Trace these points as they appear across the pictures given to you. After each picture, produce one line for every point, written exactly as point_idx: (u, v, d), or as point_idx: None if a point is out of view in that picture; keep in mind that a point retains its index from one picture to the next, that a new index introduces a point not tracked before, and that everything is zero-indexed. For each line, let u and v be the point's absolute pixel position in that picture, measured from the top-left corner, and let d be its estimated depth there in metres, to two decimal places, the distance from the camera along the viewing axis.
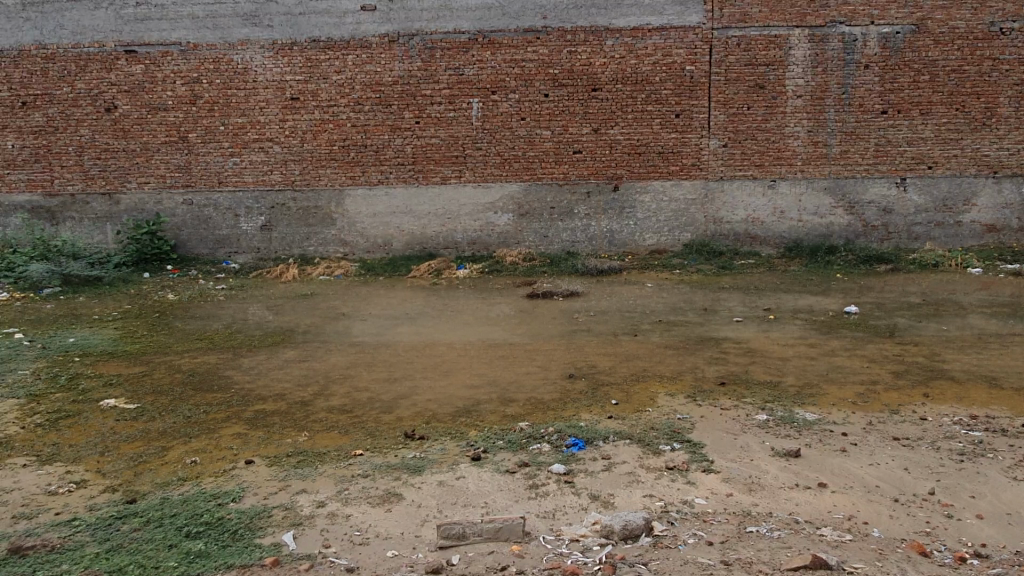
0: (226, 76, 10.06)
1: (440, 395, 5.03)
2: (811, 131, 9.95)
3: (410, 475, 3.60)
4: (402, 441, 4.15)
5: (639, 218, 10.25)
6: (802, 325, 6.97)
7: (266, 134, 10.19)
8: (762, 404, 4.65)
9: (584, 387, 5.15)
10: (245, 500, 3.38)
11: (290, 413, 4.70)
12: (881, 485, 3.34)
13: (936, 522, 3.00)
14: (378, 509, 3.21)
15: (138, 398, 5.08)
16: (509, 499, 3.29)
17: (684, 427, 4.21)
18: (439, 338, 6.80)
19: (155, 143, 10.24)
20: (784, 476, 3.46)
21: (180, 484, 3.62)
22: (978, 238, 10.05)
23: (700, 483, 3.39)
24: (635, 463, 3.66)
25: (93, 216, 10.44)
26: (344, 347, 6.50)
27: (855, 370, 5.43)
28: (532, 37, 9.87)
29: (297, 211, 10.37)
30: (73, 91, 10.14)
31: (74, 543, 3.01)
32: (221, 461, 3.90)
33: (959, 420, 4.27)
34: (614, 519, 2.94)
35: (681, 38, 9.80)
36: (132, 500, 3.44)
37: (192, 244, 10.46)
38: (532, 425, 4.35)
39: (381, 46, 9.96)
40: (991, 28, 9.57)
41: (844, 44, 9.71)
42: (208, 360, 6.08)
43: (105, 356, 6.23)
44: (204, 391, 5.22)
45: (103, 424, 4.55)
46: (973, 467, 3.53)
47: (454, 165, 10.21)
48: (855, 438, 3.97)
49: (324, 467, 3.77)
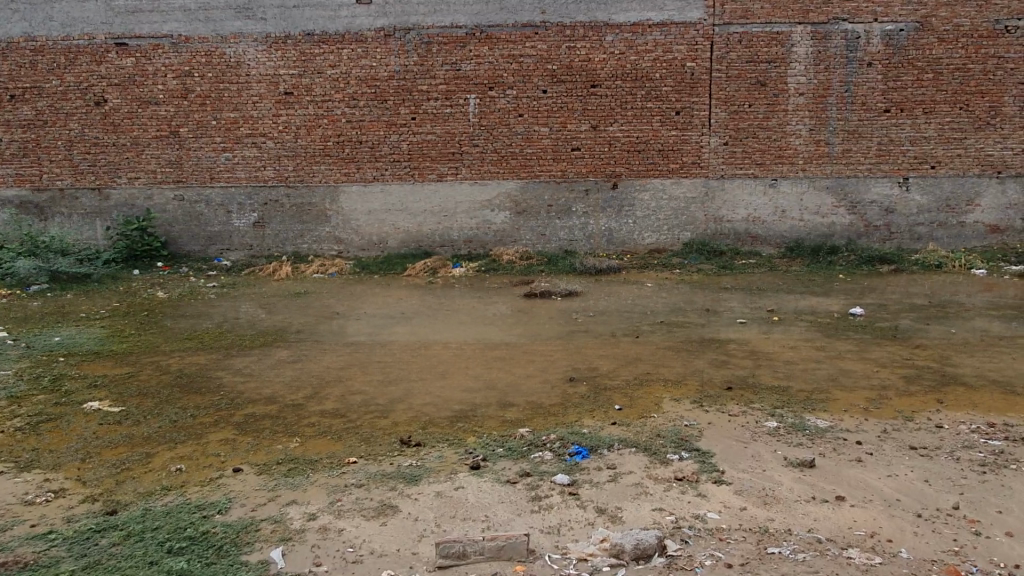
0: (218, 70, 9.86)
1: (436, 399, 4.86)
2: (813, 129, 9.79)
3: (406, 485, 3.42)
4: (397, 448, 3.96)
5: (638, 216, 10.09)
6: (807, 327, 6.81)
7: (258, 130, 9.99)
8: (771, 410, 4.49)
9: (584, 392, 4.97)
10: (231, 512, 3.20)
11: (280, 418, 4.52)
12: (901, 499, 3.17)
13: (964, 540, 2.83)
14: (373, 523, 3.03)
15: (123, 400, 4.88)
16: (511, 512, 3.12)
17: (691, 435, 4.04)
18: (434, 338, 6.61)
19: (146, 138, 10.03)
20: (800, 489, 3.30)
21: (163, 494, 3.43)
22: (982, 239, 9.89)
23: (711, 497, 3.22)
24: (642, 474, 3.49)
25: (82, 211, 10.23)
26: (338, 347, 6.34)
27: (865, 374, 5.27)
28: (530, 32, 9.70)
29: (290, 208, 10.17)
30: (62, 85, 9.91)
31: (48, 560, 2.82)
32: (208, 469, 3.71)
33: (977, 428, 4.11)
34: (625, 537, 2.76)
35: (681, 34, 9.64)
36: (112, 511, 3.24)
37: (183, 241, 10.26)
38: (533, 432, 4.17)
39: (376, 41, 9.77)
40: (995, 26, 9.42)
41: (847, 42, 9.56)
42: (198, 360, 5.90)
43: (91, 356, 6.02)
44: (193, 393, 5.04)
45: (86, 428, 4.36)
46: (997, 480, 3.37)
47: (450, 163, 10.03)
48: (870, 448, 3.80)
49: (314, 476, 3.58)
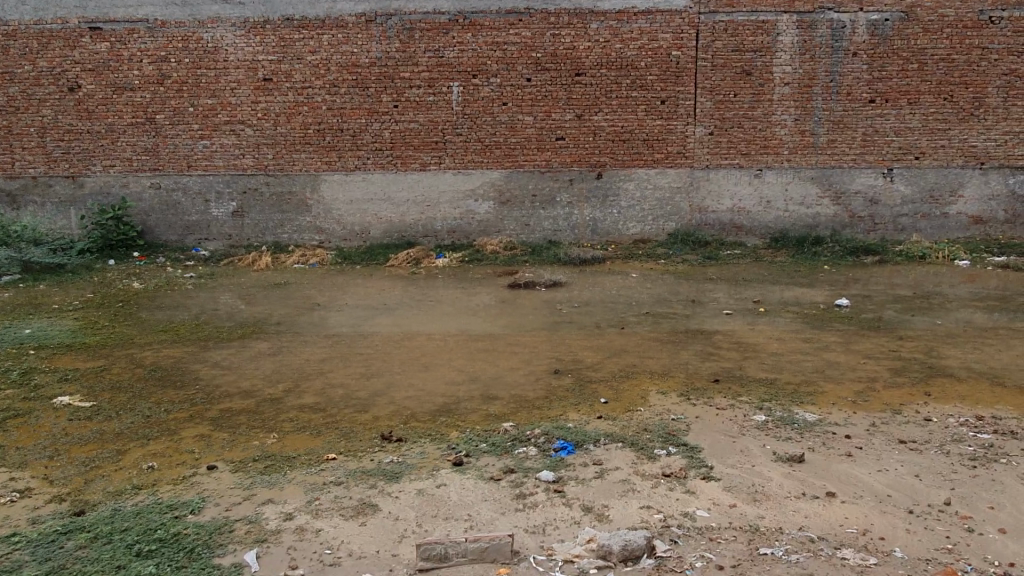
0: (195, 55, 9.64)
1: (418, 392, 4.75)
2: (799, 119, 9.74)
3: (388, 483, 3.32)
4: (377, 444, 3.85)
5: (624, 206, 10.00)
6: (792, 318, 6.77)
7: (237, 116, 9.79)
8: (758, 403, 4.42)
9: (569, 385, 4.88)
10: (204, 512, 3.08)
11: (258, 412, 4.40)
12: (892, 495, 3.11)
13: (957, 538, 2.78)
14: (351, 523, 2.93)
15: (94, 395, 4.73)
16: (494, 511, 3.03)
17: (679, 429, 3.97)
18: (417, 330, 6.50)
19: (121, 124, 9.80)
20: (790, 484, 3.23)
21: (134, 493, 3.29)
22: (965, 230, 9.89)
23: (700, 494, 3.15)
24: (629, 470, 3.41)
25: (56, 199, 9.99)
26: (319, 339, 6.21)
27: (852, 366, 5.21)
28: (514, 18, 9.55)
29: (269, 197, 9.99)
30: (34, 69, 9.66)
31: (11, 564, 2.69)
32: (181, 467, 3.58)
33: (965, 421, 4.06)
34: (612, 538, 2.67)
35: (666, 22, 9.54)
36: (80, 512, 3.11)
37: (161, 230, 10.06)
38: (517, 426, 4.07)
39: (357, 27, 9.58)
40: (980, 17, 9.38)
41: (833, 31, 9.50)
42: (174, 353, 5.75)
43: (62, 349, 5.85)
44: (167, 387, 4.89)
45: (55, 424, 4.21)
46: (988, 474, 3.32)
47: (433, 151, 9.88)
48: (860, 442, 3.75)
49: (292, 474, 3.47)
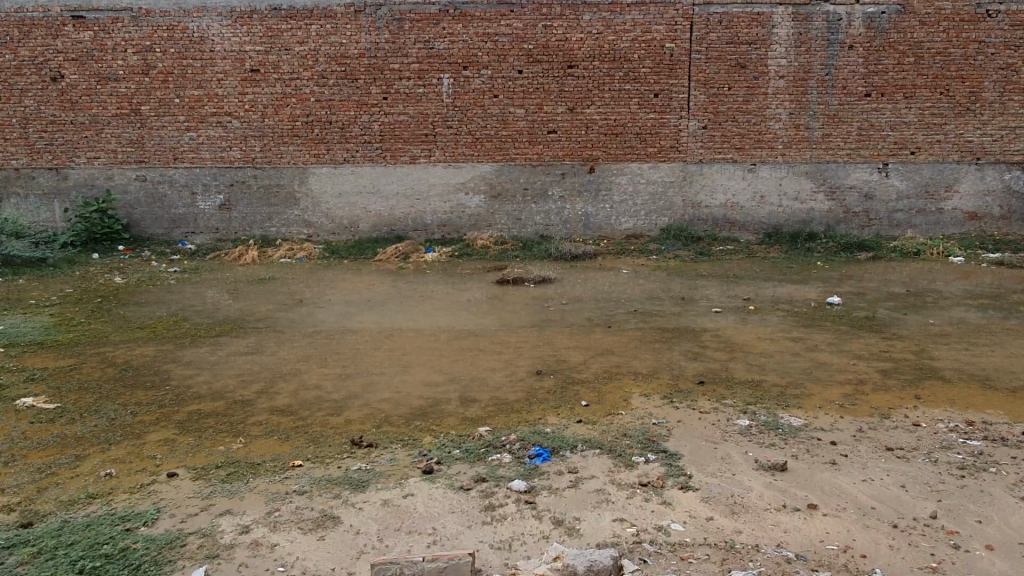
0: (180, 45, 9.46)
1: (395, 394, 4.61)
2: (794, 114, 9.59)
3: (352, 492, 3.19)
4: (347, 450, 3.71)
5: (616, 201, 9.86)
6: (783, 317, 6.64)
7: (223, 108, 9.61)
8: (743, 407, 4.29)
9: (551, 387, 4.75)
10: (157, 524, 2.94)
11: (228, 415, 4.26)
12: (876, 507, 2.99)
13: (941, 555, 2.66)
14: (309, 537, 2.80)
15: (60, 397, 4.58)
16: (460, 524, 2.90)
17: (659, 435, 3.83)
18: (400, 327, 6.36)
19: (105, 116, 9.62)
20: (770, 495, 3.10)
21: (87, 503, 3.15)
22: (960, 226, 9.75)
23: (676, 505, 3.02)
24: (605, 479, 3.28)
25: (39, 192, 9.83)
26: (299, 336, 6.06)
27: (841, 368, 5.08)
28: (505, 10, 9.38)
29: (257, 190, 9.83)
30: (16, 59, 9.48)
31: None
32: (139, 474, 3.45)
33: (955, 427, 3.93)
34: (579, 557, 2.53)
35: (660, 14, 9.38)
36: (28, 524, 2.97)
37: (146, 224, 9.91)
38: (493, 431, 3.93)
39: (346, 17, 9.40)
40: (977, 10, 9.22)
41: (828, 24, 9.33)
42: (148, 352, 5.60)
43: (34, 347, 5.70)
44: (137, 389, 4.74)
45: (16, 428, 4.07)
46: (976, 484, 3.20)
47: (422, 144, 9.72)
48: (845, 449, 3.61)
49: (255, 482, 3.33)
